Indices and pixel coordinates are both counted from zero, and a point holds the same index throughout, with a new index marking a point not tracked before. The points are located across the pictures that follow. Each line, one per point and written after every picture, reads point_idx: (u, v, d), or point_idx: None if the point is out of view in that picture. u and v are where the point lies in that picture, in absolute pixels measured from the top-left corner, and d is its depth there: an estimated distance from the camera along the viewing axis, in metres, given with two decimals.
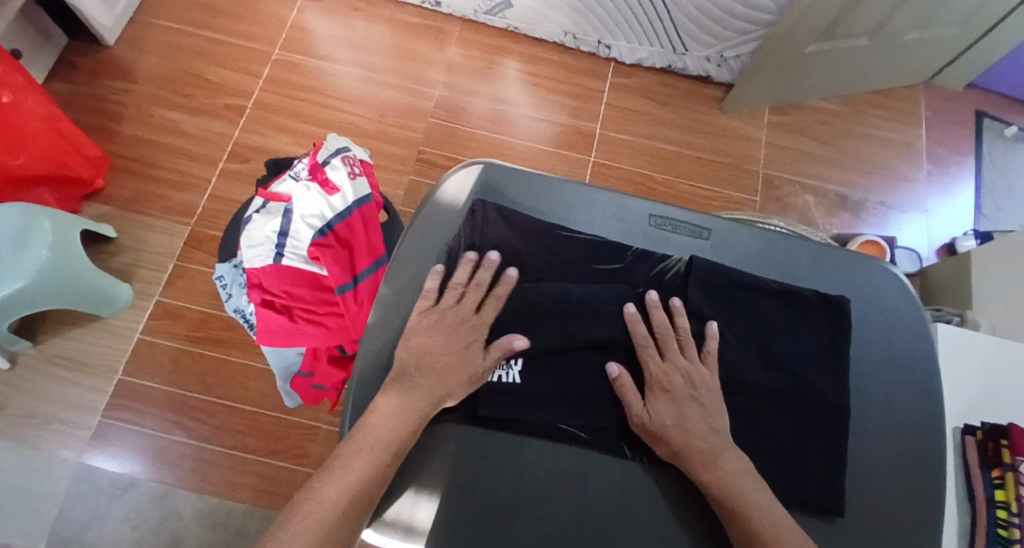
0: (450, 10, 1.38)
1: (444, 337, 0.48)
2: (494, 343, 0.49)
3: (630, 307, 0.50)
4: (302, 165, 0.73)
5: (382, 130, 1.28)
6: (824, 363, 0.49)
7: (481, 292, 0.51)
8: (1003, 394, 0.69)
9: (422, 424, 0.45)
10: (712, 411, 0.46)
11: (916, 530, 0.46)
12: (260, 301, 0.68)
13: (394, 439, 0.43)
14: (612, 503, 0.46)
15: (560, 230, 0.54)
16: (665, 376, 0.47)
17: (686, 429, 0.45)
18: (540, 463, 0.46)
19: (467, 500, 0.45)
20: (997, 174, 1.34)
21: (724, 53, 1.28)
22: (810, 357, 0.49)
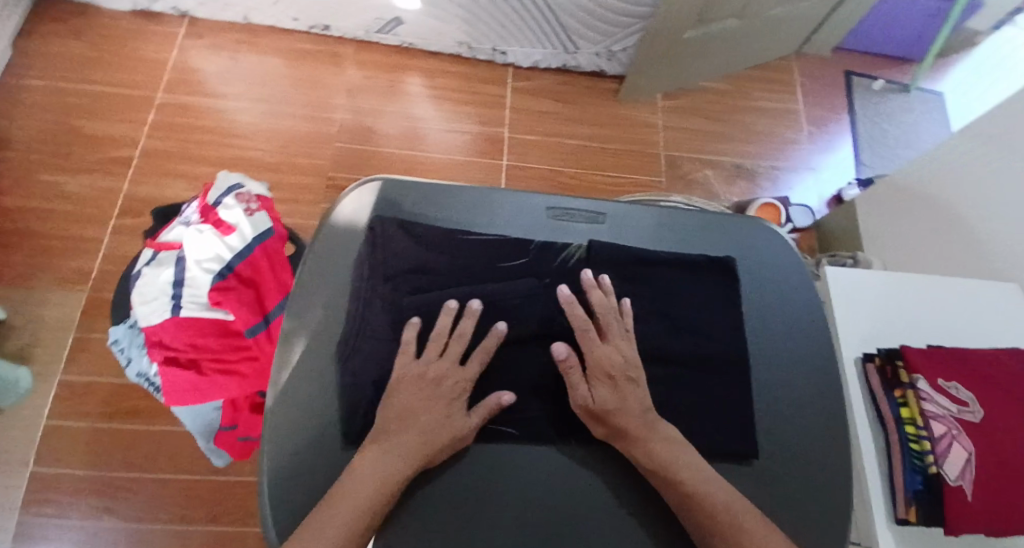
0: (338, 33, 1.36)
1: (414, 395, 0.46)
2: (466, 375, 0.48)
3: (564, 290, 0.51)
4: (192, 210, 0.71)
5: (286, 161, 1.24)
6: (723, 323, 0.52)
7: (444, 338, 0.48)
8: (899, 321, 0.76)
9: (429, 452, 0.43)
10: (645, 391, 0.48)
11: (833, 463, 0.49)
12: (163, 359, 0.63)
13: (396, 467, 0.42)
14: (553, 499, 0.45)
15: (462, 234, 0.54)
16: (606, 358, 0.48)
17: (626, 410, 0.46)
18: (475, 470, 0.46)
19: (416, 529, 0.43)
20: (871, 125, 1.47)
21: (611, 47, 1.34)
22: (711, 319, 0.52)
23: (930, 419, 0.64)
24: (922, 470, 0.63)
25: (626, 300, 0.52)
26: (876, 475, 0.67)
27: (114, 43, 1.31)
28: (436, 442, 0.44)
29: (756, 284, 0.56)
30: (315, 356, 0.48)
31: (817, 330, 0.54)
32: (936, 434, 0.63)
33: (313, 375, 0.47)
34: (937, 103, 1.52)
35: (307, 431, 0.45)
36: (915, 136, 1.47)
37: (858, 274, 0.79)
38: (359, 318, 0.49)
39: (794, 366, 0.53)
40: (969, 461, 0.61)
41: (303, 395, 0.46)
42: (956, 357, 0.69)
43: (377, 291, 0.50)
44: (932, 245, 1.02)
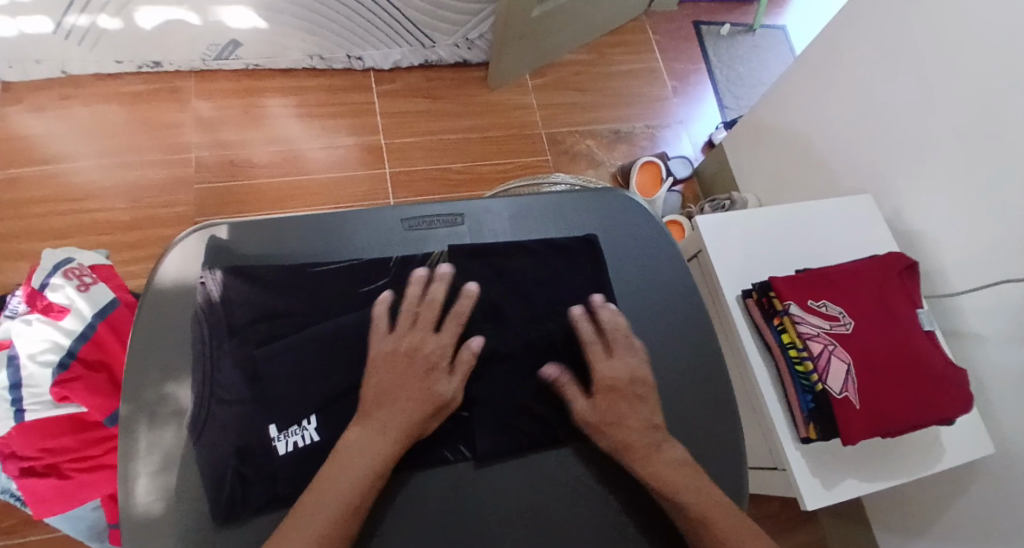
0: (173, 66, 1.25)
1: (393, 370, 0.45)
2: (444, 343, 0.48)
3: (444, 269, 0.52)
4: (17, 298, 0.63)
5: (147, 215, 1.13)
6: (594, 300, 0.54)
7: (416, 307, 0.49)
8: (764, 255, 0.82)
9: (419, 423, 0.43)
10: (650, 407, 0.48)
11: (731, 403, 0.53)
12: (18, 472, 0.56)
13: (384, 446, 0.41)
14: (479, 509, 0.45)
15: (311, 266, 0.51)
16: (611, 372, 0.49)
17: (624, 427, 0.46)
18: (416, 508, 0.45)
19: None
20: (726, 69, 1.55)
21: (468, 35, 1.33)
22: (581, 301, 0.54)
23: (808, 339, 0.68)
24: (811, 389, 0.68)
25: (471, 340, 0.48)
26: (774, 399, 0.71)
27: None
28: (424, 411, 0.44)
29: (614, 254, 0.59)
30: (178, 438, 0.44)
31: (676, 283, 0.58)
32: (815, 353, 0.68)
33: (181, 461, 0.43)
34: (780, 37, 1.63)
35: (181, 522, 0.41)
36: (764, 73, 1.57)
37: (725, 218, 0.83)
38: (210, 381, 0.45)
39: (667, 326, 0.56)
40: (848, 371, 0.66)
41: (167, 480, 0.42)
42: (820, 276, 0.74)
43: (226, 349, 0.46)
44: (792, 174, 1.10)
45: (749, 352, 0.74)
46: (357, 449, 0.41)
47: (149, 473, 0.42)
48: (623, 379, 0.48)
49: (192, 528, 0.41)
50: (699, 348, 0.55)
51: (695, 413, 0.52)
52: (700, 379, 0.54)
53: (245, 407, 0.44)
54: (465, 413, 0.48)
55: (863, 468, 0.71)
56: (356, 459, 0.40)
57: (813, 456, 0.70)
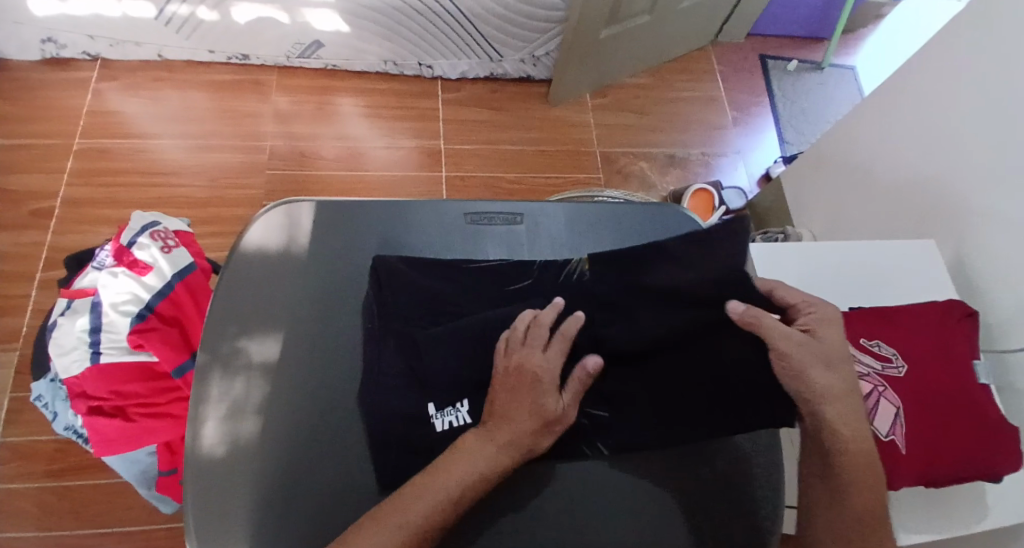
0: (258, 60, 1.34)
1: (507, 390, 0.43)
2: (554, 360, 0.44)
3: (557, 301, 0.47)
4: (105, 252, 0.68)
5: (219, 194, 1.21)
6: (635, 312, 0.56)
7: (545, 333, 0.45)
8: (814, 289, 0.80)
9: (529, 440, 0.42)
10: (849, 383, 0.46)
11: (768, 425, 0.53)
12: (86, 410, 0.61)
13: (494, 458, 0.41)
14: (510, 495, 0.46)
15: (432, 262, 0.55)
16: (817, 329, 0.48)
17: (836, 409, 0.45)
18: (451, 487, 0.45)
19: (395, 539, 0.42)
20: (790, 104, 1.54)
21: (535, 52, 1.38)
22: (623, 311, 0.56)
23: (857, 378, 0.67)
24: None
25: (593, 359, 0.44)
26: None
27: (18, 90, 1.25)
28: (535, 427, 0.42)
29: None
30: (242, 391, 0.48)
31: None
32: (863, 392, 0.66)
33: (243, 411, 0.47)
34: (849, 77, 1.61)
35: (235, 466, 0.45)
36: (829, 111, 1.54)
37: (776, 249, 0.82)
38: (280, 343, 0.50)
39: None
40: (896, 414, 0.64)
41: (228, 428, 0.46)
42: (875, 316, 0.73)
43: (296, 318, 0.51)
44: (851, 212, 1.08)
45: None
46: (462, 461, 0.41)
47: (212, 419, 0.46)
48: (823, 346, 0.48)
49: (245, 473, 0.44)
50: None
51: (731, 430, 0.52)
52: None
53: (306, 371, 0.49)
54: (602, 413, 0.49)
55: (901, 518, 0.68)
56: (465, 470, 0.40)
57: None
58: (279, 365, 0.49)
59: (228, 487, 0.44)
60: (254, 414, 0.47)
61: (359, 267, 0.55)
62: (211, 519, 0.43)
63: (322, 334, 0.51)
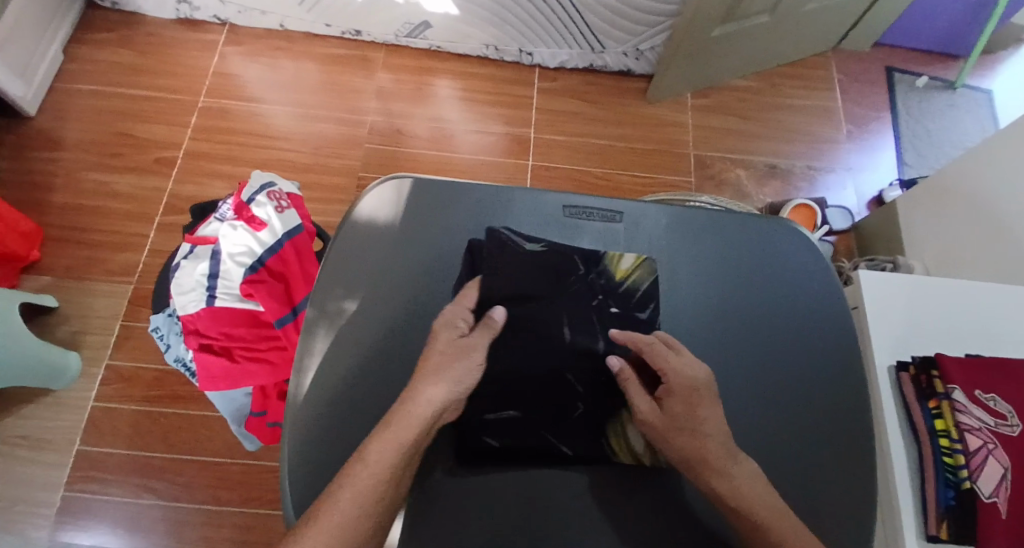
0: (369, 37, 1.40)
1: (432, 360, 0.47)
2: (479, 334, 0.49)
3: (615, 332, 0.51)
4: (227, 206, 0.74)
5: (318, 162, 1.28)
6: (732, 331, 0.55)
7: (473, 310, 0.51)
8: (927, 329, 0.74)
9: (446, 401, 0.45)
10: (717, 417, 0.46)
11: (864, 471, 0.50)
12: (197, 346, 0.68)
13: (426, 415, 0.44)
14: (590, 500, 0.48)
15: (487, 248, 0.55)
16: (677, 373, 0.47)
17: (691, 439, 0.45)
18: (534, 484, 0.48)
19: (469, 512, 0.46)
20: (915, 123, 1.41)
21: (639, 46, 1.34)
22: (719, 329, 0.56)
23: (965, 432, 0.61)
24: (955, 485, 0.60)
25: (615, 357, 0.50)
26: (906, 489, 0.64)
27: (157, 47, 1.38)
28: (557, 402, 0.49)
29: (767, 287, 0.58)
30: (346, 351, 0.51)
31: (828, 331, 0.56)
32: (970, 448, 0.60)
33: (347, 369, 0.51)
34: (986, 100, 1.45)
35: (336, 417, 0.49)
36: (960, 135, 1.40)
37: (892, 279, 0.76)
38: (385, 312, 0.53)
39: (808, 375, 0.54)
40: (1005, 477, 0.58)
41: (329, 383, 0.50)
42: (996, 366, 0.65)
43: (400, 290, 0.54)
44: (974, 248, 0.98)
45: (888, 429, 0.67)
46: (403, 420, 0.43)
47: (318, 372, 0.50)
48: (674, 385, 0.47)
49: (347, 427, 0.48)
50: (836, 408, 0.53)
51: (820, 469, 0.50)
52: (835, 436, 0.52)
53: (409, 343, 0.52)
54: (494, 443, 0.49)
55: None
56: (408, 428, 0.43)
57: None
58: (383, 333, 0.52)
59: (328, 435, 0.48)
60: (354, 374, 0.50)
61: (457, 248, 0.57)
62: (310, 462, 0.47)
63: (419, 309, 0.54)
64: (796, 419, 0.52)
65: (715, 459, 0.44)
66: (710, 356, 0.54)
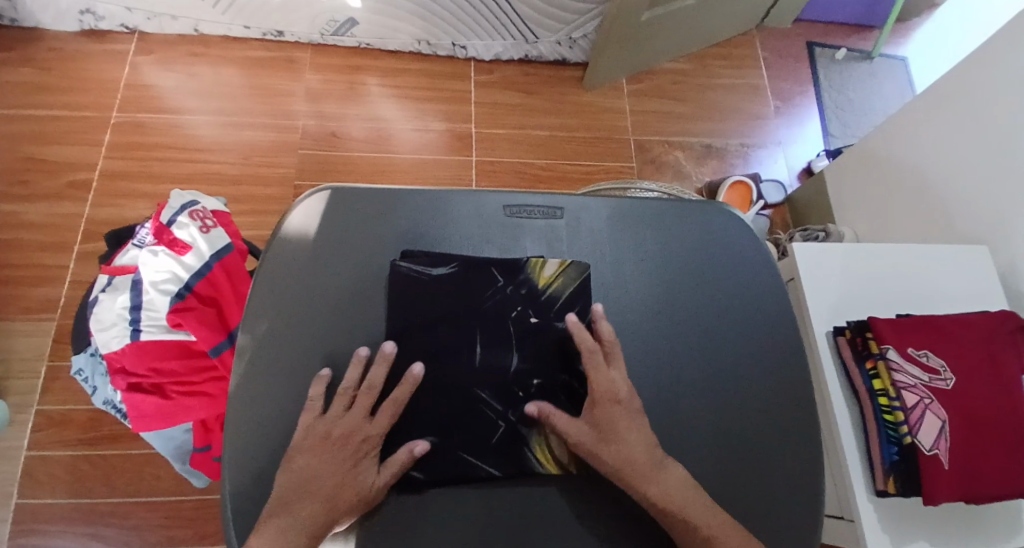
0: (292, 37, 1.33)
1: (316, 457, 0.44)
2: (377, 429, 0.47)
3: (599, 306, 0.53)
4: (145, 230, 0.69)
5: (250, 173, 1.22)
6: (673, 319, 0.56)
7: (352, 391, 0.48)
8: (859, 293, 0.77)
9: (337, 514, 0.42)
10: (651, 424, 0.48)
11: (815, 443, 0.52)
12: (126, 386, 0.63)
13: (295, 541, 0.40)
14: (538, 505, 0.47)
15: (396, 273, 0.53)
16: (610, 386, 0.48)
17: (628, 444, 0.46)
18: (494, 505, 0.47)
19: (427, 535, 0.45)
20: (836, 95, 1.48)
21: (572, 35, 1.34)
22: (660, 318, 0.56)
23: (902, 389, 0.64)
24: (897, 440, 0.62)
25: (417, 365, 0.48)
26: (852, 446, 0.67)
27: (58, 61, 1.27)
28: (343, 500, 0.43)
29: (708, 273, 0.59)
30: (284, 378, 0.49)
31: (768, 308, 0.58)
32: (908, 404, 0.63)
33: (285, 398, 0.48)
34: (899, 68, 1.53)
35: (279, 449, 0.46)
36: (878, 104, 1.48)
37: (824, 249, 0.79)
38: (326, 332, 0.51)
39: (755, 356, 0.55)
40: (942, 429, 0.62)
41: (267, 413, 0.47)
42: (922, 323, 0.69)
43: (338, 308, 0.52)
44: (897, 214, 1.03)
45: (832, 394, 0.69)
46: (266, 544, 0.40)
47: (254, 402, 0.48)
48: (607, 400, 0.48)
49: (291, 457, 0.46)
50: (783, 387, 0.54)
51: (775, 446, 0.51)
52: (783, 410, 0.53)
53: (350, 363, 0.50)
54: (418, 474, 0.46)
55: (938, 530, 0.65)
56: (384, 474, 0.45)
57: (888, 514, 0.65)
58: (324, 357, 0.50)
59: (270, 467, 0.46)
60: (288, 399, 0.48)
61: (390, 260, 0.54)
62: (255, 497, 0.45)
63: (354, 326, 0.51)
64: (742, 396, 0.53)
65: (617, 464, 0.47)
66: (659, 344, 0.55)
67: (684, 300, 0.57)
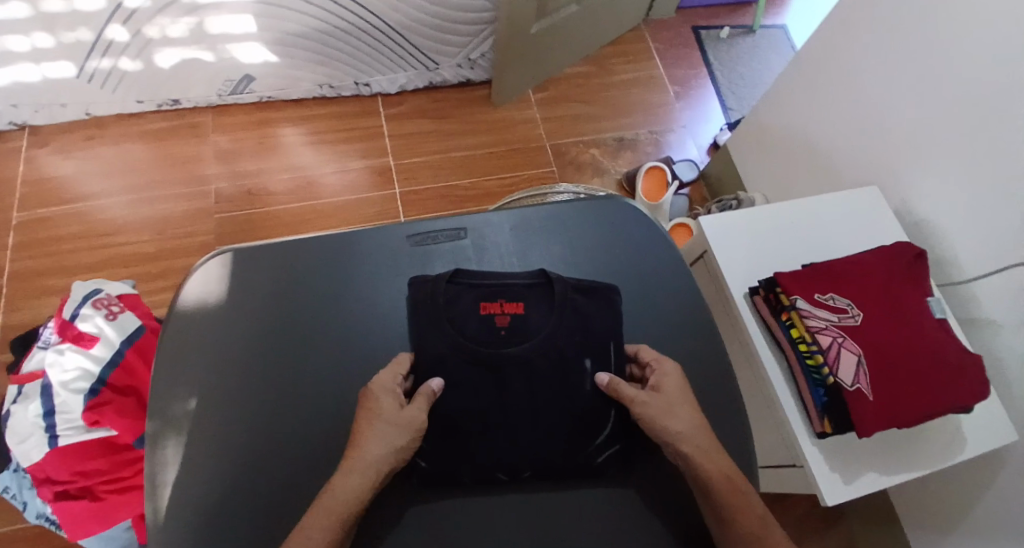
0: (190, 103, 1.31)
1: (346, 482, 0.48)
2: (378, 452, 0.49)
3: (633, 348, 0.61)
4: (49, 330, 0.69)
5: (167, 249, 1.18)
6: (577, 323, 0.60)
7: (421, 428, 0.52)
8: (768, 253, 0.81)
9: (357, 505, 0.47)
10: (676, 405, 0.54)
11: None
12: (54, 495, 0.63)
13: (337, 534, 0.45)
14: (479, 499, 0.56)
15: (416, 276, 0.63)
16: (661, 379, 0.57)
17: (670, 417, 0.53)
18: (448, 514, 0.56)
19: None
20: (727, 71, 1.56)
21: (471, 56, 1.38)
22: (560, 326, 0.60)
23: (816, 333, 0.67)
24: (823, 382, 0.66)
25: (434, 381, 0.56)
26: (788, 396, 0.70)
27: None
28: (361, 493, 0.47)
29: (610, 264, 0.68)
30: (205, 442, 0.54)
31: (664, 283, 0.67)
32: (824, 346, 0.66)
33: (207, 460, 0.53)
34: (779, 37, 1.64)
35: (211, 509, 0.51)
36: (765, 73, 1.57)
37: (729, 216, 0.83)
38: (241, 388, 0.57)
39: (653, 337, 0.64)
40: (860, 363, 0.65)
41: (189, 477, 0.52)
42: (824, 269, 0.73)
43: (248, 361, 0.58)
44: (796, 172, 1.10)
45: (760, 350, 0.73)
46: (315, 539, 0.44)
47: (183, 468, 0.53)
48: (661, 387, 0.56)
49: (222, 516, 0.51)
50: None
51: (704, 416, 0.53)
52: None
53: (266, 414, 0.55)
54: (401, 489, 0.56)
55: (883, 460, 0.69)
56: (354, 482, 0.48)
57: (832, 451, 0.68)
58: (240, 413, 0.55)
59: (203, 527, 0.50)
60: (213, 462, 0.53)
61: (292, 310, 0.61)
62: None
63: (267, 380, 0.57)
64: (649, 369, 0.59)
65: (680, 433, 0.52)
66: (568, 341, 0.59)
67: (584, 308, 0.61)
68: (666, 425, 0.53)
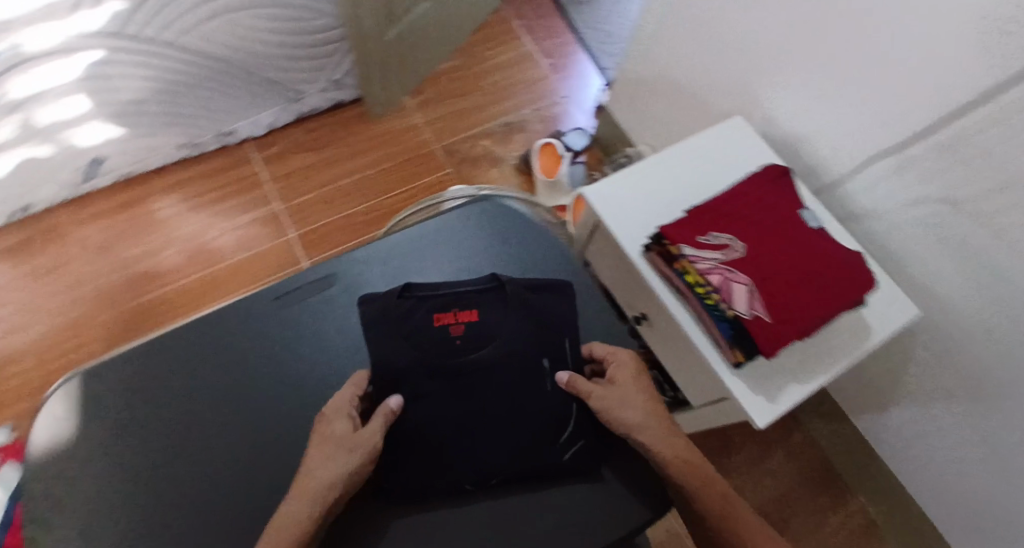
0: (43, 204, 1.20)
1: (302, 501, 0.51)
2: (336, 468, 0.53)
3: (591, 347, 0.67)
4: None
5: (66, 364, 1.10)
6: (525, 319, 0.65)
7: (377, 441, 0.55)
8: (658, 207, 0.83)
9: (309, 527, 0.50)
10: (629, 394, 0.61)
11: None
12: None
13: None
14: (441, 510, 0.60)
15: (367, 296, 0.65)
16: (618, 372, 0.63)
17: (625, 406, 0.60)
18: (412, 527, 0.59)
19: None
20: (593, 31, 1.57)
21: (332, 77, 1.32)
22: (510, 324, 0.64)
23: (707, 275, 0.69)
24: (725, 318, 0.69)
25: (394, 398, 0.58)
26: (701, 338, 0.73)
27: None
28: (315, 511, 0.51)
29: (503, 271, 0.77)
30: None
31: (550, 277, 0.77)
32: (716, 285, 0.69)
33: None
34: None
35: None
36: (630, 25, 1.59)
37: (612, 182, 0.84)
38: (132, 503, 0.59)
39: None
40: (751, 292, 0.67)
41: None
42: (703, 211, 0.75)
43: (137, 475, 0.60)
44: (673, 118, 1.13)
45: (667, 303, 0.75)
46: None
47: None
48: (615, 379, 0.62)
49: None
50: None
51: None
52: None
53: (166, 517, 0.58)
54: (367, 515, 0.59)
55: (801, 369, 0.73)
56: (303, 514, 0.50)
57: (753, 375, 0.72)
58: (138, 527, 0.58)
59: None
60: None
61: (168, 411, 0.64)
62: None
63: (163, 486, 0.60)
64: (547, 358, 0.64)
65: (633, 422, 0.59)
66: (520, 340, 0.63)
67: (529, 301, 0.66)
68: (623, 414, 0.59)
